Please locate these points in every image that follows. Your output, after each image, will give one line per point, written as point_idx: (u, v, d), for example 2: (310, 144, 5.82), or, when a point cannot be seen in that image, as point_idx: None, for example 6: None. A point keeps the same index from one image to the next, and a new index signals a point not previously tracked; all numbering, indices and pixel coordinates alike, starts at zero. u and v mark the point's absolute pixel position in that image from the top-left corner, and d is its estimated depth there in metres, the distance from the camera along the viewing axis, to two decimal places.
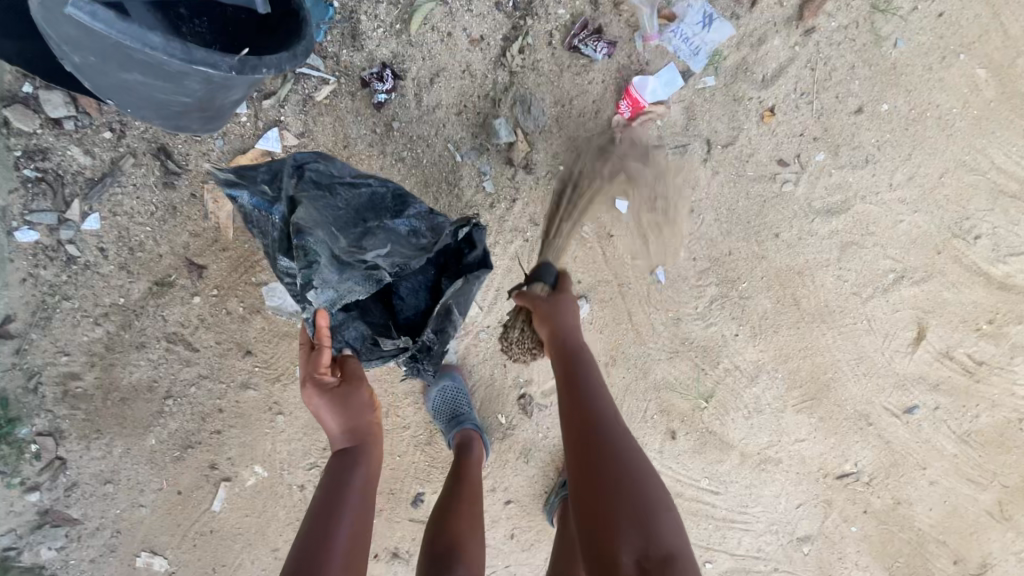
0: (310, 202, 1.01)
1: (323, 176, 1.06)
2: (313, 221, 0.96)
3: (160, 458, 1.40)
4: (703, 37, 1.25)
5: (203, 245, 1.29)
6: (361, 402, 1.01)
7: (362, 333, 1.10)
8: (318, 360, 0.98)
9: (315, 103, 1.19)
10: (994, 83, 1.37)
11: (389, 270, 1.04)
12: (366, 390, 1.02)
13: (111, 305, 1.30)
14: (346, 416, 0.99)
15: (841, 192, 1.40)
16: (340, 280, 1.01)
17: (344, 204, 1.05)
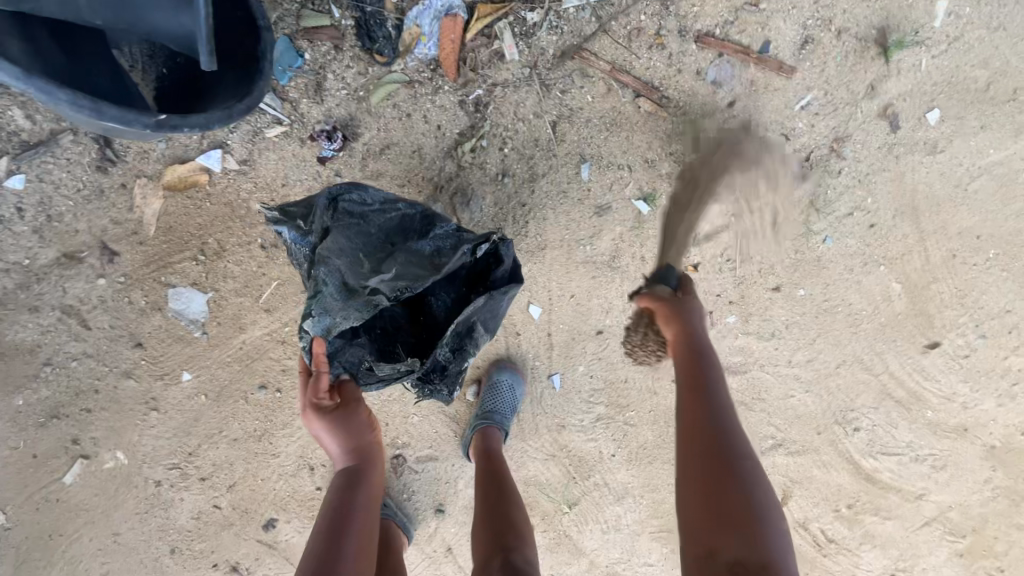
0: (341, 230, 1.05)
1: (356, 206, 1.08)
2: (336, 249, 1.01)
3: (23, 420, 1.40)
4: None
5: (121, 233, 1.30)
6: (361, 422, 1.06)
7: (361, 358, 1.07)
8: (313, 386, 1.01)
9: (264, 137, 1.22)
10: (905, 298, 1.46)
11: (387, 294, 1.01)
12: (364, 410, 1.08)
13: (14, 263, 1.31)
14: (347, 437, 1.04)
15: (742, 355, 1.48)
16: (343, 305, 1.00)
17: (375, 228, 1.09)
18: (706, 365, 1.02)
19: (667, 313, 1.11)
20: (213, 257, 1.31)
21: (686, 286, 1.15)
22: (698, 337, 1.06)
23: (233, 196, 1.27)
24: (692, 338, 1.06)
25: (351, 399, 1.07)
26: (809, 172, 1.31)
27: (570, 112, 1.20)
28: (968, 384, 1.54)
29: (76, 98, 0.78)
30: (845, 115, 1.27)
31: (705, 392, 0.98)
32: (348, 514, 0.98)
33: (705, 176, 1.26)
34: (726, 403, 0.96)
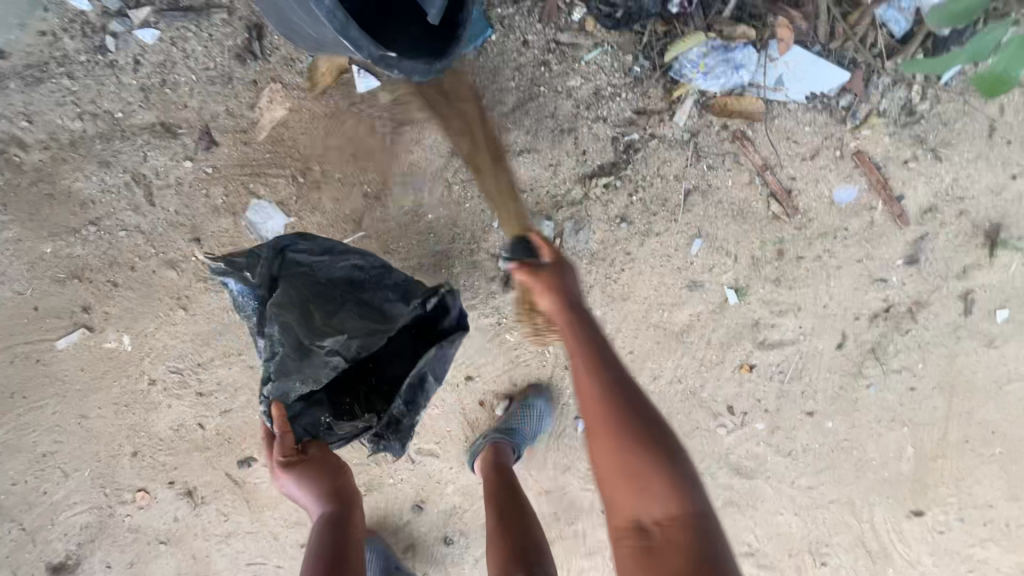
0: (289, 284, 1.01)
1: (305, 256, 1.05)
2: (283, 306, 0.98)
3: (43, 269, 1.30)
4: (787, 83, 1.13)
5: (230, 126, 1.24)
6: (331, 467, 1.04)
7: (319, 419, 1.04)
8: (279, 446, 0.98)
9: (414, 97, 1.20)
10: (912, 462, 1.54)
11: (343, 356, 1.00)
12: (333, 459, 1.05)
13: (105, 111, 1.22)
14: (322, 484, 1.02)
15: (754, 461, 1.52)
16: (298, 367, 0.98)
17: (325, 278, 1.05)
18: (596, 340, 0.91)
19: (555, 302, 0.93)
20: (311, 185, 1.27)
21: (549, 246, 0.97)
22: (578, 297, 0.94)
23: (358, 135, 1.24)
24: (568, 299, 0.93)
25: (322, 449, 1.05)
26: (882, 322, 1.38)
27: (707, 187, 1.23)
28: (932, 558, 1.63)
29: (340, 14, 0.75)
30: (933, 285, 1.34)
31: (606, 356, 0.89)
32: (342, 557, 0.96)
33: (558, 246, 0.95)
34: (625, 369, 0.89)
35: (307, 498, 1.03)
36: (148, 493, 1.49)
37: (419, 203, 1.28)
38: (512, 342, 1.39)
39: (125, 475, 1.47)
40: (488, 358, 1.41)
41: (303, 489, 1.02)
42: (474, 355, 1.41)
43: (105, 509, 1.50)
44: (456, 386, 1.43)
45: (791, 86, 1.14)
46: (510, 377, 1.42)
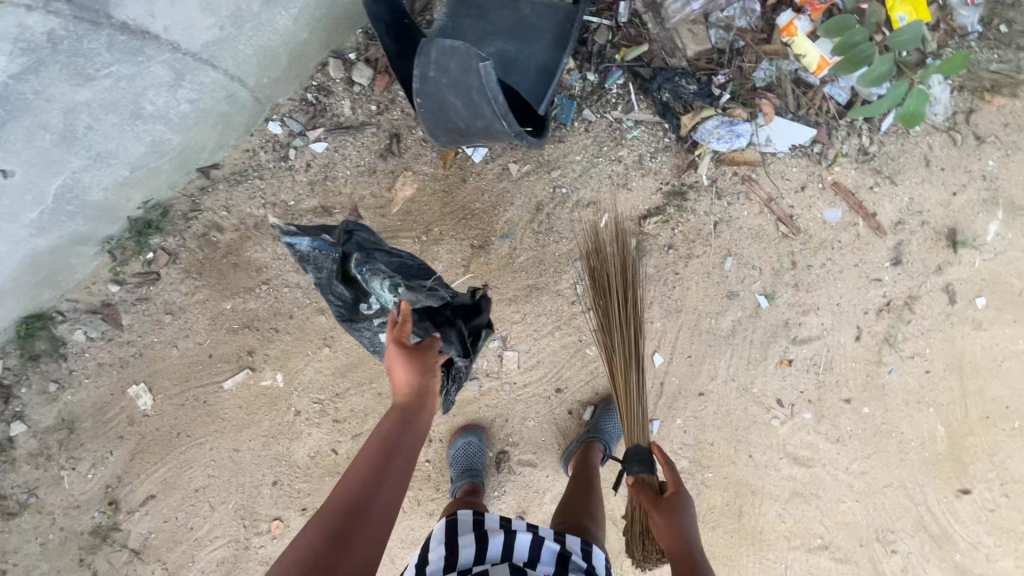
0: (367, 256, 1.33)
1: (368, 240, 1.37)
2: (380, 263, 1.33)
3: (221, 322, 1.66)
4: (780, 135, 1.59)
5: (373, 205, 1.69)
6: (429, 367, 1.10)
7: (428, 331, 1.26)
8: (397, 329, 1.11)
9: (508, 172, 1.66)
10: (946, 441, 1.77)
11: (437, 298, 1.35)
12: (429, 359, 1.10)
13: (282, 201, 1.66)
14: (408, 374, 1.07)
15: (810, 450, 1.75)
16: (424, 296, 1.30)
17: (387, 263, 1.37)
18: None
19: (658, 519, 1.18)
20: (431, 241, 1.69)
21: (665, 460, 1.24)
22: (690, 542, 1.14)
23: (466, 203, 1.68)
24: (683, 531, 1.16)
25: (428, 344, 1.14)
26: (888, 314, 1.71)
27: (730, 218, 1.65)
28: (992, 537, 1.78)
29: (512, 108, 1.22)
30: (919, 281, 1.70)
31: None
32: (394, 442, 0.98)
33: (616, 269, 1.50)
34: None
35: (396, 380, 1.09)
36: (282, 521, 1.70)
37: (512, 249, 1.68)
38: (591, 356, 1.70)
39: (264, 505, 1.69)
40: (573, 371, 1.71)
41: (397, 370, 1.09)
42: (561, 371, 1.71)
43: (243, 542, 1.70)
44: (548, 398, 1.72)
45: (777, 142, 1.60)
46: (592, 386, 1.71)
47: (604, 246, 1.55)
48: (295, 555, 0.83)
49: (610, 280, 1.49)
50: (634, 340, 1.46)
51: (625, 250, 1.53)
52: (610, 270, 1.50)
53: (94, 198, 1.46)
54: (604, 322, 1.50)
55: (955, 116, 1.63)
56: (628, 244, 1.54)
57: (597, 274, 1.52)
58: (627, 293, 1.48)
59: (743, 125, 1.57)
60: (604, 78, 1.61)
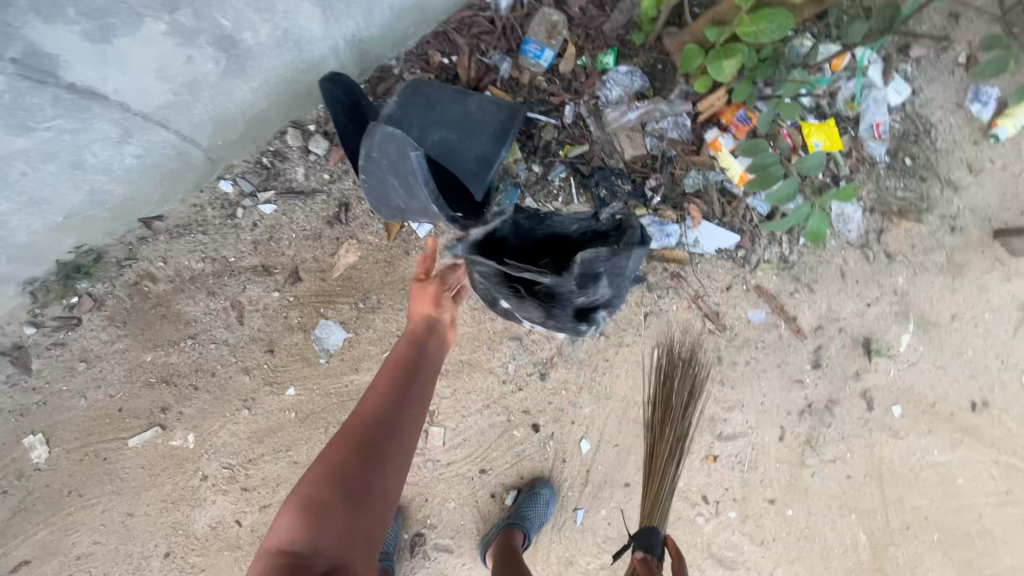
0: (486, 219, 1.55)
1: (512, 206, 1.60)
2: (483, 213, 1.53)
3: (138, 374, 1.61)
4: (708, 238, 1.69)
5: (314, 268, 1.70)
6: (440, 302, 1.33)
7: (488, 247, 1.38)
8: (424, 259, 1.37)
9: (450, 249, 1.71)
10: (868, 550, 1.79)
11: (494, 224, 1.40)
12: (444, 295, 1.35)
13: (223, 257, 1.67)
14: (426, 305, 1.32)
15: (735, 551, 1.76)
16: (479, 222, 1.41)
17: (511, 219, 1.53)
18: None
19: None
20: (368, 308, 1.69)
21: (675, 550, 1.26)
22: None
23: (406, 274, 1.71)
24: None
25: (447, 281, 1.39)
26: (809, 416, 1.76)
27: (659, 310, 1.71)
28: None
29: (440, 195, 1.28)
30: (838, 386, 1.77)
31: None
32: (416, 362, 1.19)
33: (692, 376, 1.61)
34: None
35: (420, 310, 1.33)
36: None
37: None
38: (519, 438, 1.69)
39: None
40: (499, 453, 1.69)
41: (418, 302, 1.34)
42: (486, 451, 1.69)
43: None
44: (471, 478, 1.69)
45: (705, 243, 1.70)
46: (517, 470, 1.69)
47: (677, 350, 1.67)
48: (329, 475, 0.94)
49: (677, 385, 1.60)
50: (682, 440, 1.59)
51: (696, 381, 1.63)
52: (682, 376, 1.61)
53: (24, 240, 1.42)
54: (657, 415, 1.59)
55: (869, 234, 1.76)
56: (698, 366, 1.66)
57: (670, 372, 1.62)
58: (692, 402, 1.59)
59: (671, 226, 1.69)
60: (547, 170, 1.71)
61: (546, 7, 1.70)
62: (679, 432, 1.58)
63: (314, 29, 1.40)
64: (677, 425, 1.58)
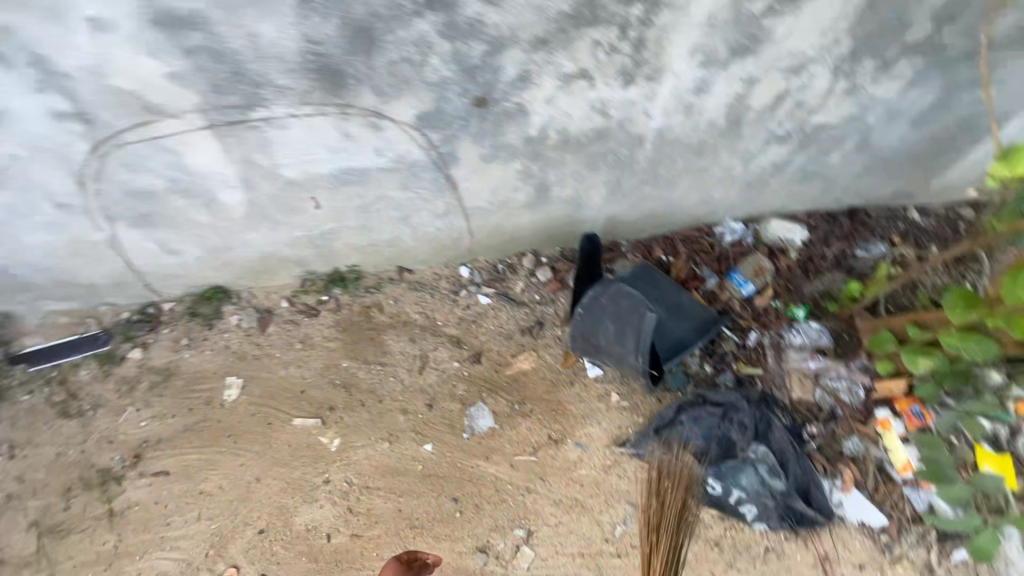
0: (683, 414, 1.81)
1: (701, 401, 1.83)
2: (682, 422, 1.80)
3: (330, 372, 1.94)
4: (853, 506, 1.70)
5: (494, 359, 1.98)
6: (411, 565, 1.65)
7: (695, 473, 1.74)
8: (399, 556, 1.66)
9: (608, 397, 1.91)
10: None
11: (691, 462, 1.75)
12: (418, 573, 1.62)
13: (433, 317, 2.03)
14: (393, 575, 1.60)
15: None
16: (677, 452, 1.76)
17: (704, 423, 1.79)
18: None
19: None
20: (521, 411, 1.90)
21: None
22: None
23: (563, 400, 1.92)
24: None
25: (415, 568, 1.64)
26: None
27: (780, 551, 1.69)
28: None
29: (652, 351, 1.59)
30: None
31: None
32: None
33: (683, 488, 1.69)
34: None
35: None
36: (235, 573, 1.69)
37: (579, 458, 1.83)
38: None
39: (234, 547, 1.71)
40: None
41: (384, 575, 1.60)
42: None
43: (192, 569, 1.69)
44: None
45: (848, 509, 1.70)
46: None
47: (670, 459, 1.74)
48: None
49: (669, 497, 1.68)
50: (678, 553, 1.60)
51: (685, 492, 1.69)
52: (672, 489, 1.70)
53: (333, 246, 1.87)
54: (648, 526, 1.66)
55: None
56: (692, 486, 1.71)
57: (660, 481, 1.72)
58: (683, 514, 1.66)
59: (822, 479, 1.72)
60: (716, 373, 1.90)
61: (759, 254, 2.06)
62: (673, 540, 1.61)
63: (596, 200, 1.86)
64: (671, 537, 1.62)
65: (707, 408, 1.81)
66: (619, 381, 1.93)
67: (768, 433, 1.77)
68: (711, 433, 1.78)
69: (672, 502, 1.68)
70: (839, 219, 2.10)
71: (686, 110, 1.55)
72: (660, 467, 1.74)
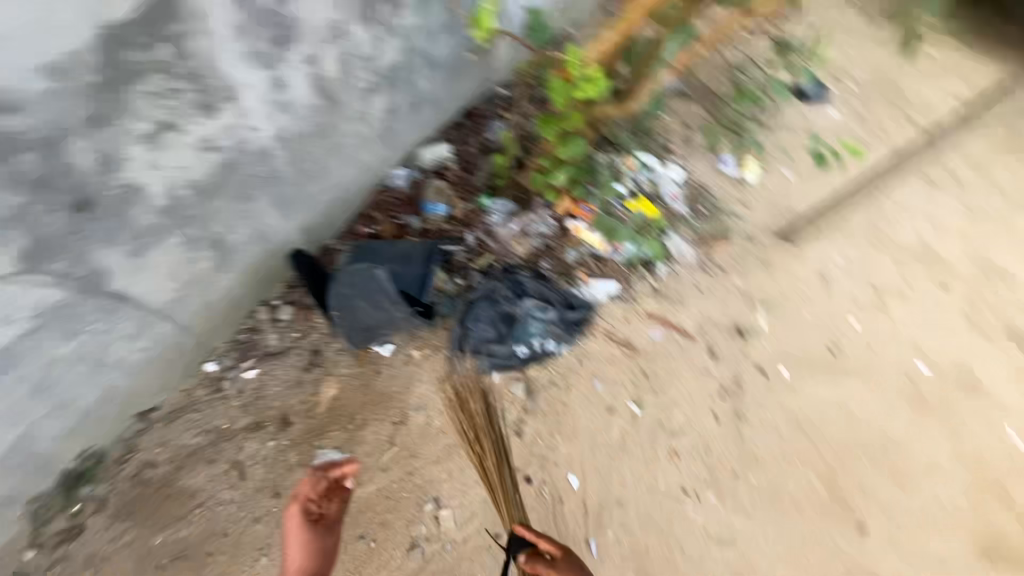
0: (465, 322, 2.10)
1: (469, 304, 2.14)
2: (468, 329, 2.09)
3: (150, 560, 1.79)
4: (598, 290, 2.29)
5: (301, 410, 1.97)
6: (334, 528, 1.79)
7: (502, 353, 2.09)
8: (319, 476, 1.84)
9: (410, 357, 2.09)
10: (826, 488, 2.12)
11: (495, 349, 2.08)
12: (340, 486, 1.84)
13: (215, 426, 1.91)
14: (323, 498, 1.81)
15: (728, 530, 2.01)
16: (480, 351, 2.07)
17: (482, 316, 2.10)
18: None
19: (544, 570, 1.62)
20: (357, 425, 1.98)
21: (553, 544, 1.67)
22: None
23: (381, 389, 2.03)
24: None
25: (339, 490, 1.83)
26: (729, 396, 2.21)
27: (587, 351, 2.19)
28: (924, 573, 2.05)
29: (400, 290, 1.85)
30: (735, 364, 2.28)
31: None
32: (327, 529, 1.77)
33: (482, 403, 1.99)
34: None
35: (311, 509, 1.80)
36: None
37: (428, 418, 2.01)
38: None
39: None
40: None
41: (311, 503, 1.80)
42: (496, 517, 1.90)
43: None
44: (489, 547, 1.89)
45: (597, 294, 2.29)
46: None
47: (460, 384, 2.04)
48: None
49: (474, 412, 1.97)
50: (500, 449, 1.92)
51: (480, 399, 2.00)
52: (473, 404, 1.99)
53: (46, 454, 1.65)
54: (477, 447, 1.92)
55: (703, 257, 2.47)
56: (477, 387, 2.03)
57: (463, 409, 1.98)
58: (490, 417, 1.97)
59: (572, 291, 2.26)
60: (467, 279, 2.25)
61: (432, 180, 2.43)
62: (496, 450, 1.91)
63: (274, 224, 1.91)
64: (492, 442, 1.92)
65: (477, 304, 2.12)
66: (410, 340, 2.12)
67: (523, 287, 2.15)
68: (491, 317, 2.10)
69: (477, 416, 1.96)
70: (461, 122, 2.57)
71: (284, 107, 1.67)
72: (456, 387, 2.04)
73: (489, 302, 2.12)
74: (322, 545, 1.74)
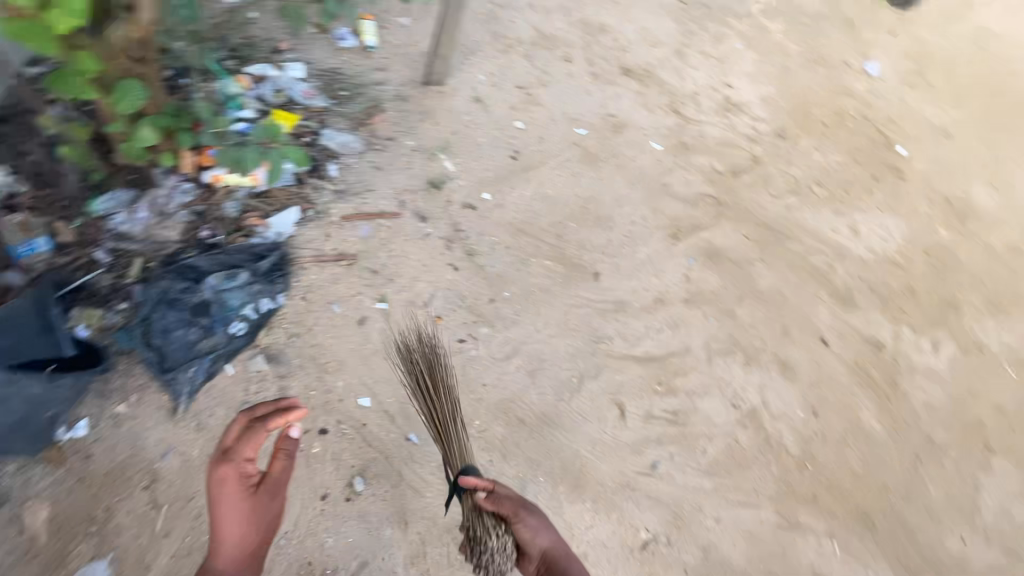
0: (156, 341, 1.82)
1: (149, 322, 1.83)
2: (164, 344, 1.83)
3: None
4: (281, 225, 2.12)
5: (16, 559, 1.62)
6: (279, 491, 1.58)
7: (219, 343, 1.88)
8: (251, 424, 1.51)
9: (120, 416, 1.79)
10: (562, 261, 2.43)
11: (207, 344, 1.86)
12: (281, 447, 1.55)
13: None
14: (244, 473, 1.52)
15: (511, 344, 2.21)
16: (194, 357, 1.84)
17: (172, 323, 1.84)
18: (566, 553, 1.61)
19: (514, 510, 1.59)
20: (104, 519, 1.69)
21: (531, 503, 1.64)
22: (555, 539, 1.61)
23: (107, 470, 1.73)
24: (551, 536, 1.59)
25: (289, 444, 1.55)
26: (454, 242, 2.33)
27: (306, 286, 2.07)
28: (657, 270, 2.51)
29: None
30: (444, 213, 2.38)
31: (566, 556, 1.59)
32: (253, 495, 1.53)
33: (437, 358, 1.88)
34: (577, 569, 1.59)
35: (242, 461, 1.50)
36: None
37: (182, 455, 1.78)
38: (321, 451, 1.88)
39: None
40: (322, 472, 1.86)
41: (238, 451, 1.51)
42: (312, 482, 1.84)
43: None
44: (324, 510, 1.83)
45: (282, 229, 2.11)
46: (342, 469, 1.88)
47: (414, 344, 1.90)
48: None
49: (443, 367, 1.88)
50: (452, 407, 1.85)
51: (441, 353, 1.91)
52: (437, 359, 1.88)
53: None
54: (436, 393, 1.83)
55: (365, 138, 2.43)
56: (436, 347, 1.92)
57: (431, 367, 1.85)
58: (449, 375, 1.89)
59: (254, 241, 2.05)
60: (131, 299, 1.88)
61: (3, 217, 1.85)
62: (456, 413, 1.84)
63: None
64: (450, 402, 1.84)
65: (157, 315, 1.84)
66: (108, 400, 1.79)
67: (198, 269, 1.93)
68: (182, 318, 1.85)
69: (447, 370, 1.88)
70: None
71: None
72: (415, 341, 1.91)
73: (169, 305, 1.85)
74: (268, 513, 1.56)
